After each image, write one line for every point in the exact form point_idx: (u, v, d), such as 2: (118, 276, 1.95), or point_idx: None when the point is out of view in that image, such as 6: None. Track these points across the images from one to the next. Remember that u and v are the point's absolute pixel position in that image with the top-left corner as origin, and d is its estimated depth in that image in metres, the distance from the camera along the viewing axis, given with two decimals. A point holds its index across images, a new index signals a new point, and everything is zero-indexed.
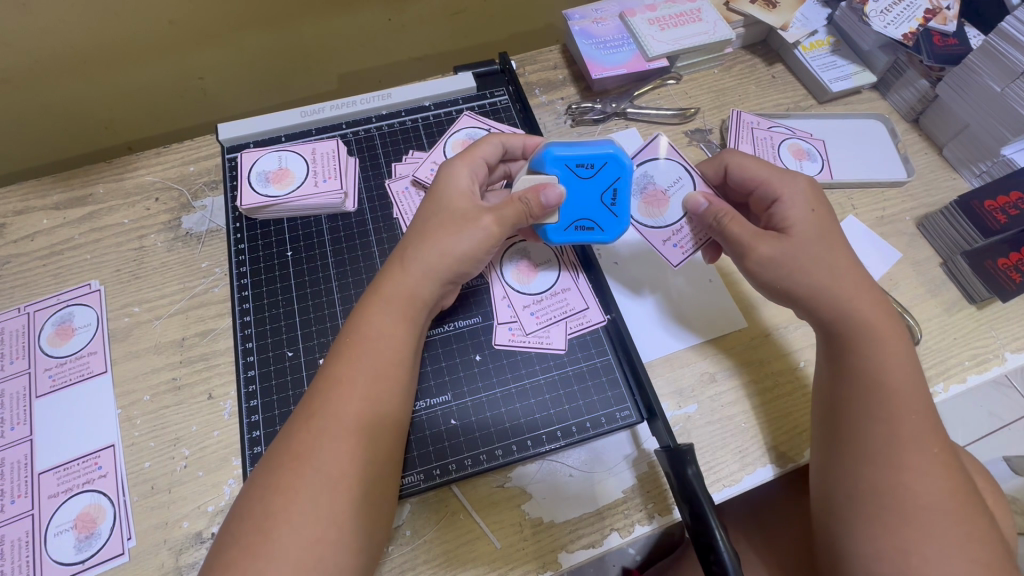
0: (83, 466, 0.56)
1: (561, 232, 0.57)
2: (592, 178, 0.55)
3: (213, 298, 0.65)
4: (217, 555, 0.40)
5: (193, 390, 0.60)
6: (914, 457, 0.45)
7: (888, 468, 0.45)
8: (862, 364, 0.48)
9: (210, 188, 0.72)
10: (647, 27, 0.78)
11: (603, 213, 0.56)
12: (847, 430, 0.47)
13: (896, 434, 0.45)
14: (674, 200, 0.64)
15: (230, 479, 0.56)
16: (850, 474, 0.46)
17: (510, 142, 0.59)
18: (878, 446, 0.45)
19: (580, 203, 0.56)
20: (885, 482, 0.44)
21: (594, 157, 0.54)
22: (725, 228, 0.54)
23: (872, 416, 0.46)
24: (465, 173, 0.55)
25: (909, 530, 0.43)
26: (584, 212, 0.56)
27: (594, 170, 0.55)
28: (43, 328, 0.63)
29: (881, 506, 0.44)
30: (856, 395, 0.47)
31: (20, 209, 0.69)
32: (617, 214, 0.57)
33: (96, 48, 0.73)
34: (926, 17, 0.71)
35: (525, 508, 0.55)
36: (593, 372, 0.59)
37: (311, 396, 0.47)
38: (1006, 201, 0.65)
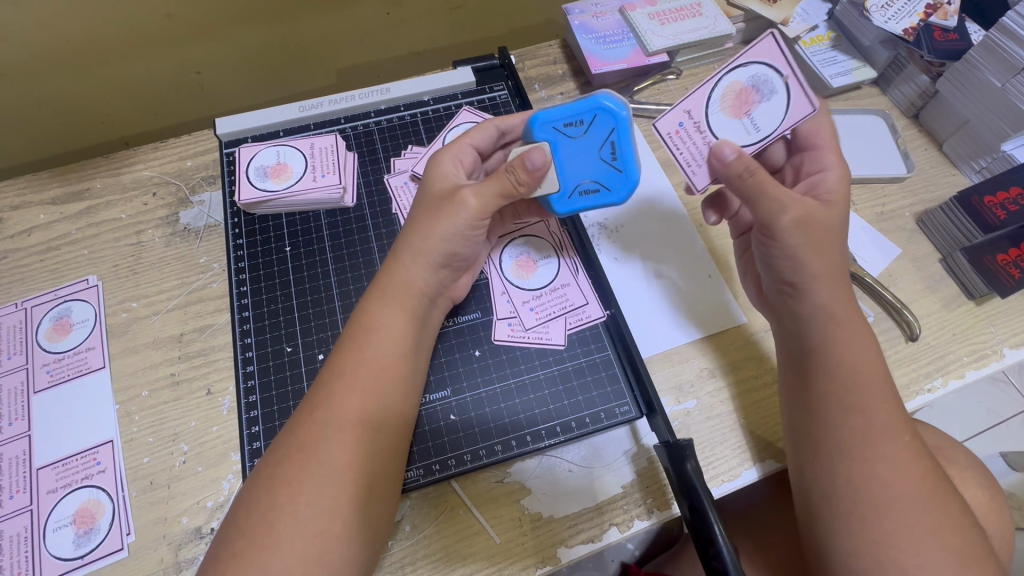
0: (81, 461, 0.56)
1: (566, 201, 0.56)
2: (588, 135, 0.54)
3: (211, 294, 0.65)
4: (218, 549, 0.41)
5: (192, 385, 0.60)
6: (881, 451, 0.45)
7: (852, 460, 0.45)
8: (825, 360, 0.48)
9: (208, 183, 0.72)
10: (647, 22, 0.77)
11: (607, 171, 0.55)
12: (819, 429, 0.47)
13: (863, 428, 0.46)
14: (730, 121, 0.53)
15: (230, 475, 0.56)
16: (822, 470, 0.46)
17: (506, 122, 0.58)
18: (840, 442, 0.46)
19: (581, 165, 0.55)
20: (852, 476, 0.45)
21: (581, 114, 0.53)
22: (759, 180, 0.47)
23: (846, 409, 0.46)
24: (450, 159, 0.55)
25: (884, 519, 0.43)
26: (586, 174, 0.55)
27: (584, 127, 0.54)
28: (41, 323, 0.63)
29: (856, 501, 0.44)
30: (821, 393, 0.48)
31: (17, 204, 0.70)
32: (622, 169, 0.54)
33: (92, 41, 0.73)
34: (927, 13, 0.71)
35: (524, 504, 0.55)
36: (593, 368, 0.59)
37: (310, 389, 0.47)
38: (1005, 197, 0.65)
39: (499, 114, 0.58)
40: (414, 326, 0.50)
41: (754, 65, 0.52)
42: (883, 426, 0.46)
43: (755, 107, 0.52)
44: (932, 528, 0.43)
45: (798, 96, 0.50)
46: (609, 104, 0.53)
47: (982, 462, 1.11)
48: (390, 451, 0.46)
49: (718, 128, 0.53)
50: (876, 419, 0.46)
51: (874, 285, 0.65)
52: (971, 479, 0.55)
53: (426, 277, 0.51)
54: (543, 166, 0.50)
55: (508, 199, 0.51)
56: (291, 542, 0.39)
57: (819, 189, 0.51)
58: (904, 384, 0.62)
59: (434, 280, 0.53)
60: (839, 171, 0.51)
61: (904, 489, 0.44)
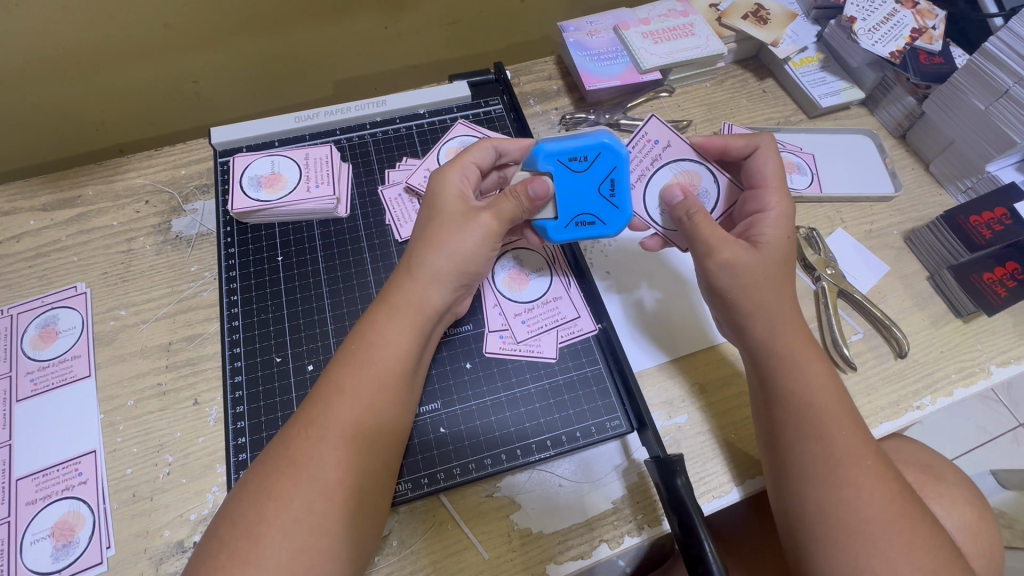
0: (63, 471, 0.55)
1: (561, 230, 0.56)
2: (589, 170, 0.53)
3: (201, 302, 0.65)
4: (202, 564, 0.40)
5: (179, 394, 0.60)
6: (850, 474, 0.45)
7: (819, 482, 0.45)
8: (793, 382, 0.48)
9: (202, 192, 0.72)
10: (641, 40, 0.79)
11: (603, 206, 0.55)
12: (785, 455, 0.47)
13: (834, 450, 0.46)
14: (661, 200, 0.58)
15: (214, 487, 0.55)
16: (794, 495, 0.46)
17: (504, 144, 0.59)
18: (809, 464, 0.46)
19: (579, 199, 0.54)
20: (825, 498, 0.45)
21: (587, 149, 0.53)
22: (696, 223, 0.51)
23: (805, 435, 0.47)
24: (456, 176, 0.55)
25: (863, 538, 0.43)
26: (584, 206, 0.54)
27: (587, 162, 0.53)
28: (27, 330, 0.62)
29: (827, 526, 0.44)
30: (792, 415, 0.48)
31: (7, 210, 0.70)
32: (617, 205, 0.55)
33: (90, 49, 0.74)
34: (913, 36, 0.73)
35: (513, 519, 0.54)
36: (585, 382, 0.59)
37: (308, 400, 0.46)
38: (990, 217, 0.66)
39: (499, 138, 0.59)
40: (420, 344, 0.50)
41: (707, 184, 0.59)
42: (852, 448, 0.46)
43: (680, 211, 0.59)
44: (920, 546, 0.43)
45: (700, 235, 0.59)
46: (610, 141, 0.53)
47: (973, 480, 1.11)
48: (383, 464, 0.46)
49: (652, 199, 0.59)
50: (846, 439, 0.46)
51: (863, 302, 0.66)
52: (959, 498, 0.55)
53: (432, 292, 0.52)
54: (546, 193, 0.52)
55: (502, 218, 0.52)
56: (278, 556, 0.39)
57: (759, 229, 0.52)
58: (893, 401, 0.62)
59: (445, 300, 0.53)
60: (780, 211, 0.53)
61: (881, 509, 0.44)
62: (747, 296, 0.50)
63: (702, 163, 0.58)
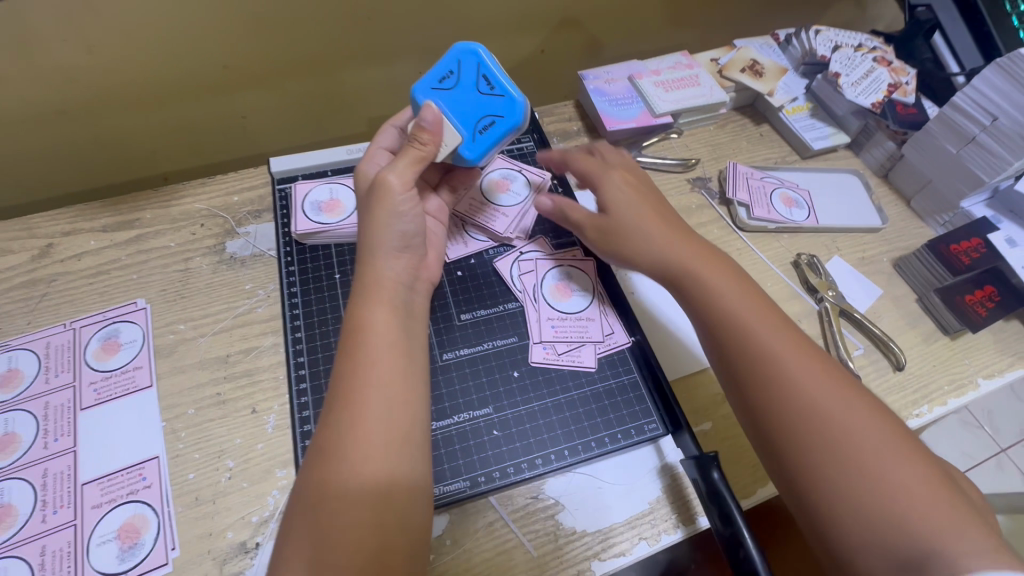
0: (127, 477, 0.58)
1: (472, 146, 0.63)
2: (457, 82, 0.64)
3: (256, 317, 0.69)
4: (295, 550, 0.44)
5: (237, 404, 0.63)
6: (847, 428, 0.46)
7: (775, 387, 0.50)
8: (760, 351, 0.52)
9: (254, 217, 0.78)
10: (654, 88, 0.88)
11: (494, 102, 0.63)
12: (784, 435, 0.48)
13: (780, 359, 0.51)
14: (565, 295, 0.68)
15: (275, 490, 0.58)
16: (807, 472, 0.46)
17: (402, 121, 0.69)
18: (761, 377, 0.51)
19: (483, 103, 0.64)
20: (786, 401, 0.49)
21: (448, 66, 0.65)
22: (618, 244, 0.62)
23: (795, 406, 0.48)
24: (372, 165, 0.65)
25: (834, 426, 0.46)
26: (486, 109, 0.63)
27: (454, 77, 0.65)
28: (89, 343, 0.65)
29: (851, 493, 0.44)
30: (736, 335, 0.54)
31: (68, 231, 0.74)
32: (502, 96, 0.63)
33: (154, 86, 0.80)
34: (889, 91, 0.85)
35: (559, 518, 0.58)
36: (622, 389, 0.63)
37: (346, 386, 0.50)
38: (968, 245, 0.75)
39: (394, 118, 0.69)
40: (397, 321, 0.55)
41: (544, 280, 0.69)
42: (838, 402, 0.48)
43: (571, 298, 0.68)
44: None
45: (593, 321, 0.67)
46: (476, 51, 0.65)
47: None
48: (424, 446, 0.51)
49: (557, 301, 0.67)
50: (826, 395, 0.48)
51: (863, 321, 0.73)
52: None
53: (384, 265, 0.58)
54: (438, 123, 0.61)
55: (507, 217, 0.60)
56: (354, 521, 0.45)
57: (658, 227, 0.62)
58: (895, 410, 0.68)
59: None
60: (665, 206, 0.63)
61: (889, 458, 0.45)
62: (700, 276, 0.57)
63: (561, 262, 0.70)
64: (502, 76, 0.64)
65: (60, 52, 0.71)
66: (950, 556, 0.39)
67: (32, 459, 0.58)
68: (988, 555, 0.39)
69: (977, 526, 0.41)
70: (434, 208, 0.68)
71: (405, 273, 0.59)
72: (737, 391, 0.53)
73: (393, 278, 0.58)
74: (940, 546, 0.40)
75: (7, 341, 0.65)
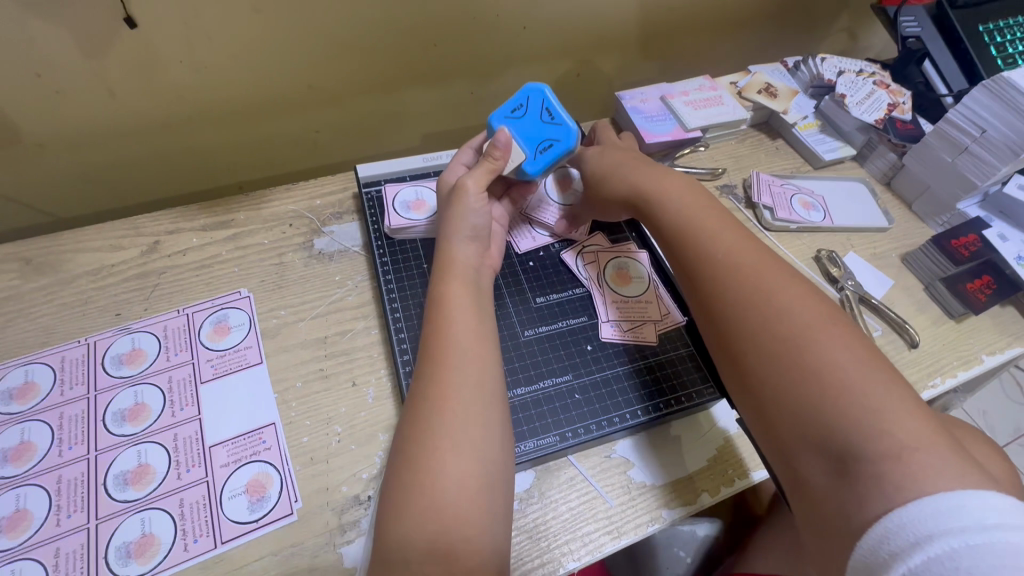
0: (249, 440, 0.65)
1: (534, 164, 0.73)
2: (525, 113, 0.75)
3: (348, 304, 0.77)
4: (416, 477, 0.52)
5: (339, 377, 0.71)
6: (818, 363, 0.54)
7: (745, 315, 0.60)
8: (739, 306, 0.60)
9: (337, 218, 0.87)
10: (684, 107, 1.00)
11: (554, 128, 0.73)
12: (765, 378, 0.57)
13: (745, 292, 0.61)
14: (628, 282, 0.77)
15: (380, 451, 0.65)
16: (788, 408, 0.54)
17: (477, 141, 0.79)
18: (734, 309, 0.61)
19: (543, 129, 0.73)
20: (754, 326, 0.59)
21: (519, 99, 0.76)
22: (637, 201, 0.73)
23: (771, 352, 0.57)
24: (453, 174, 0.75)
25: (802, 345, 0.55)
26: (546, 133, 0.73)
27: (523, 108, 0.75)
28: (202, 326, 0.73)
29: (824, 418, 0.52)
30: (713, 276, 0.64)
31: (172, 229, 0.82)
32: (560, 122, 0.73)
33: (242, 102, 0.90)
34: (889, 109, 0.98)
35: (631, 474, 0.65)
36: (682, 360, 0.72)
37: (452, 346, 0.59)
38: (966, 242, 0.87)
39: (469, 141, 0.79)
40: None
41: (605, 270, 0.78)
42: (812, 339, 0.55)
43: (630, 284, 0.77)
44: None
45: (658, 306, 0.75)
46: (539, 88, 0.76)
47: None
48: (501, 395, 0.59)
49: (617, 288, 0.76)
50: (802, 337, 0.56)
51: (879, 306, 0.83)
52: None
53: (457, 250, 0.67)
54: (509, 145, 0.71)
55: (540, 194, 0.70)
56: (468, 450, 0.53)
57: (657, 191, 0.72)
58: (913, 382, 0.78)
59: None
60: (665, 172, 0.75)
61: (859, 386, 0.51)
62: (693, 239, 0.67)
63: (619, 253, 0.80)
64: (562, 107, 0.74)
65: (177, 72, 0.81)
66: (893, 451, 0.48)
67: (162, 426, 0.65)
68: (923, 448, 0.48)
69: (920, 423, 0.49)
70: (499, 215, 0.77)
71: (474, 257, 0.68)
72: (717, 324, 0.63)
73: (463, 260, 0.67)
74: (883, 440, 0.48)
75: (129, 325, 0.73)
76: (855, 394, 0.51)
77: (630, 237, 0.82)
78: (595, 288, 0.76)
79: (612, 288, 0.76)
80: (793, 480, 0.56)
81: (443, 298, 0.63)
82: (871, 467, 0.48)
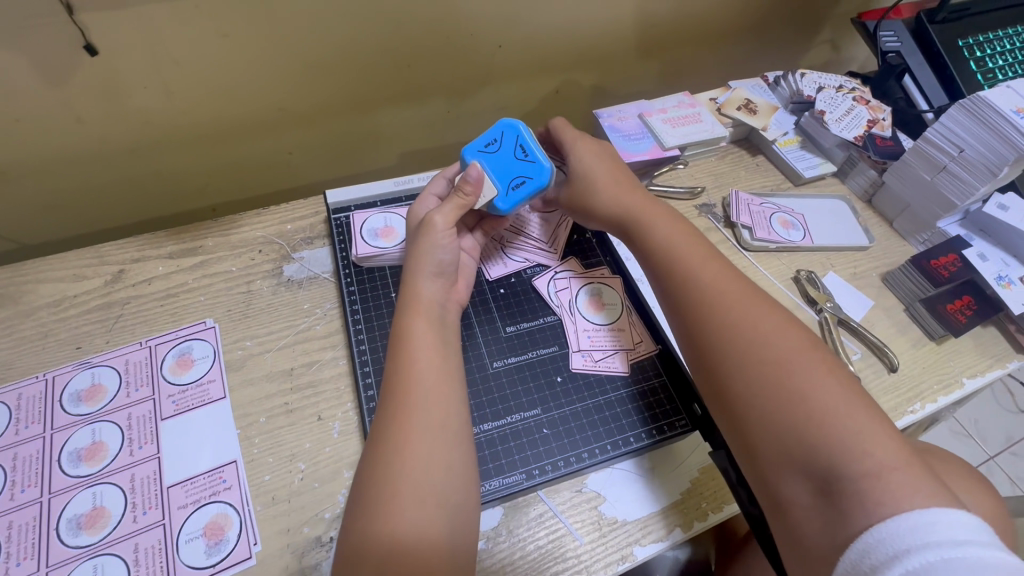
0: (209, 479, 0.63)
1: (506, 199, 0.72)
2: (499, 150, 0.74)
3: (316, 334, 0.76)
4: (371, 521, 0.50)
5: (304, 411, 0.69)
6: (795, 380, 0.53)
7: (725, 335, 0.58)
8: (716, 321, 0.59)
9: (307, 243, 0.85)
10: (662, 125, 0.99)
11: (526, 166, 0.73)
12: (743, 396, 0.55)
13: (722, 306, 0.60)
14: (600, 308, 0.76)
15: (344, 489, 0.64)
16: (766, 427, 0.53)
17: (450, 172, 0.78)
18: (709, 329, 0.60)
19: (516, 166, 0.73)
20: (733, 346, 0.57)
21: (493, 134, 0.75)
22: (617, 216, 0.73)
23: (747, 369, 0.56)
24: (423, 205, 0.73)
25: (777, 361, 0.54)
26: (519, 170, 0.73)
27: (496, 143, 0.75)
28: (164, 359, 0.72)
29: (803, 436, 0.50)
30: (690, 297, 0.63)
31: (137, 257, 0.81)
32: (534, 161, 0.73)
33: (210, 125, 0.89)
34: (868, 126, 0.97)
35: (602, 509, 0.64)
36: (654, 391, 0.70)
37: (412, 383, 0.57)
38: (946, 261, 0.85)
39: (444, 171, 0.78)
40: None
41: (577, 295, 0.76)
42: (788, 355, 0.55)
43: (602, 310, 0.75)
44: None
45: (630, 337, 0.74)
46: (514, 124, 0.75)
47: None
48: (465, 432, 0.58)
49: (589, 315, 0.75)
50: (778, 352, 0.55)
51: (858, 329, 0.82)
52: None
53: (423, 286, 0.65)
54: (480, 180, 0.69)
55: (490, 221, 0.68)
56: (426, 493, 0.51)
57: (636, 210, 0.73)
58: (893, 407, 0.77)
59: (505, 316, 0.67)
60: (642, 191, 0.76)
61: (836, 402, 0.51)
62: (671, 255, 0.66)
63: (591, 278, 0.78)
64: (536, 145, 0.74)
65: (142, 97, 0.80)
66: (874, 469, 0.47)
67: (119, 466, 0.63)
68: (902, 468, 0.47)
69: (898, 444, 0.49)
70: (470, 246, 0.76)
71: (440, 294, 0.66)
72: (693, 341, 0.61)
73: (429, 298, 0.65)
74: (863, 460, 0.47)
75: (89, 359, 0.71)
76: (833, 417, 0.50)
77: (603, 261, 0.81)
78: (566, 315, 0.75)
79: (583, 314, 0.75)
80: (770, 502, 0.53)
81: (405, 332, 0.61)
82: (854, 486, 0.47)
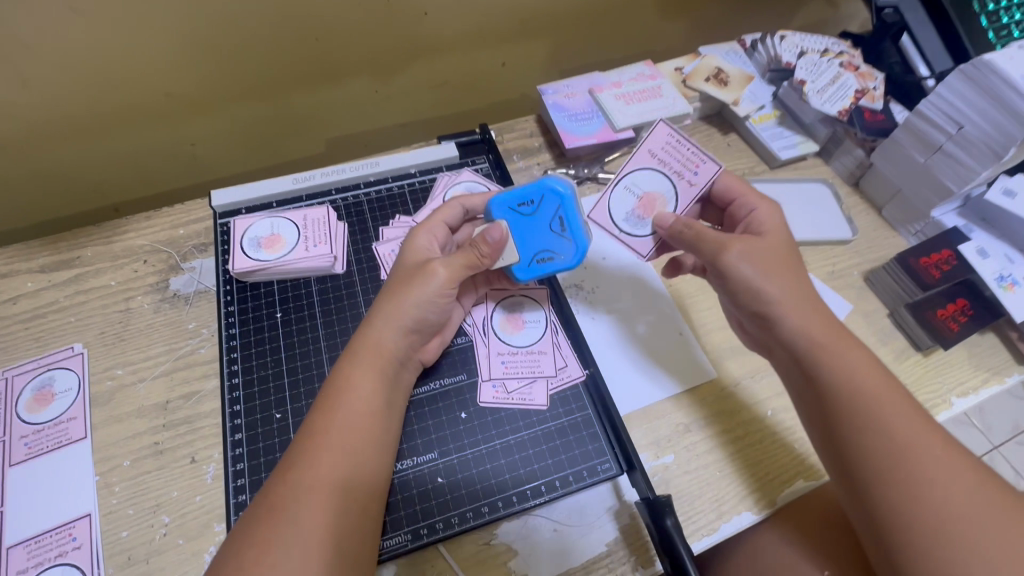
0: (56, 538, 0.55)
1: (525, 270, 0.63)
2: (534, 215, 0.62)
3: (198, 359, 0.66)
4: None
5: (176, 453, 0.60)
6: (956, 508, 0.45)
7: (880, 459, 0.48)
8: (862, 429, 0.49)
9: (200, 251, 0.75)
10: (614, 102, 0.85)
11: (557, 241, 0.62)
12: (889, 520, 0.47)
13: (874, 409, 0.49)
14: (520, 327, 0.66)
15: (212, 546, 0.55)
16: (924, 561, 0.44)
17: (469, 200, 0.66)
18: (898, 461, 0.47)
19: (543, 238, 0.62)
20: (892, 466, 0.47)
21: (534, 193, 0.62)
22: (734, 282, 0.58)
23: (897, 485, 0.47)
24: (424, 235, 0.62)
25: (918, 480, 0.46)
26: (545, 243, 0.62)
27: (535, 205, 0.62)
28: (22, 393, 0.63)
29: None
30: (868, 446, 0.49)
31: (4, 272, 0.71)
32: (571, 239, 0.62)
33: (89, 117, 0.78)
34: (856, 97, 0.83)
35: (510, 566, 0.55)
36: (575, 428, 0.61)
37: None
38: (938, 258, 0.73)
39: (465, 195, 0.67)
40: None
41: (495, 313, 0.66)
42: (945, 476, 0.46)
43: (522, 330, 0.66)
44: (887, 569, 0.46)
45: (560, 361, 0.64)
46: (560, 187, 0.61)
47: None
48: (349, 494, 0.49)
49: (508, 336, 0.65)
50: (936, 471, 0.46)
51: None
52: None
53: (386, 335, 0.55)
54: (501, 243, 0.60)
55: (466, 265, 0.58)
56: None
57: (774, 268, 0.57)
58: None
59: (405, 345, 0.57)
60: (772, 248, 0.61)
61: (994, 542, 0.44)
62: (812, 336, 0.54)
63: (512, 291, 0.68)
64: (579, 219, 0.62)
65: None
66: None
67: None
68: None
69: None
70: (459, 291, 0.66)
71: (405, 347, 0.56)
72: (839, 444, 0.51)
73: (393, 348, 0.55)
74: None
75: None
76: None
77: None
78: (477, 337, 0.65)
79: (499, 335, 0.65)
80: None
81: None
82: None
